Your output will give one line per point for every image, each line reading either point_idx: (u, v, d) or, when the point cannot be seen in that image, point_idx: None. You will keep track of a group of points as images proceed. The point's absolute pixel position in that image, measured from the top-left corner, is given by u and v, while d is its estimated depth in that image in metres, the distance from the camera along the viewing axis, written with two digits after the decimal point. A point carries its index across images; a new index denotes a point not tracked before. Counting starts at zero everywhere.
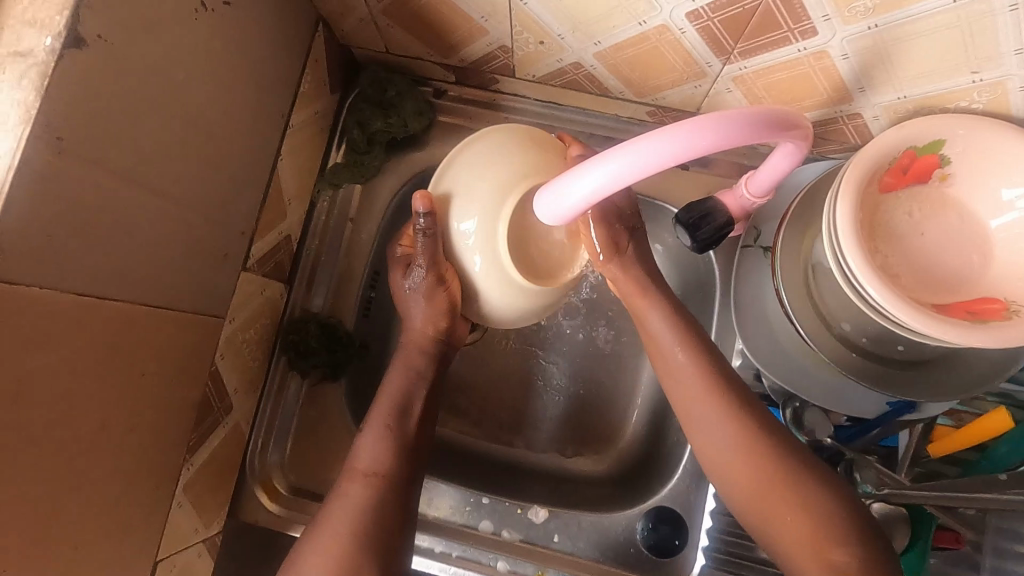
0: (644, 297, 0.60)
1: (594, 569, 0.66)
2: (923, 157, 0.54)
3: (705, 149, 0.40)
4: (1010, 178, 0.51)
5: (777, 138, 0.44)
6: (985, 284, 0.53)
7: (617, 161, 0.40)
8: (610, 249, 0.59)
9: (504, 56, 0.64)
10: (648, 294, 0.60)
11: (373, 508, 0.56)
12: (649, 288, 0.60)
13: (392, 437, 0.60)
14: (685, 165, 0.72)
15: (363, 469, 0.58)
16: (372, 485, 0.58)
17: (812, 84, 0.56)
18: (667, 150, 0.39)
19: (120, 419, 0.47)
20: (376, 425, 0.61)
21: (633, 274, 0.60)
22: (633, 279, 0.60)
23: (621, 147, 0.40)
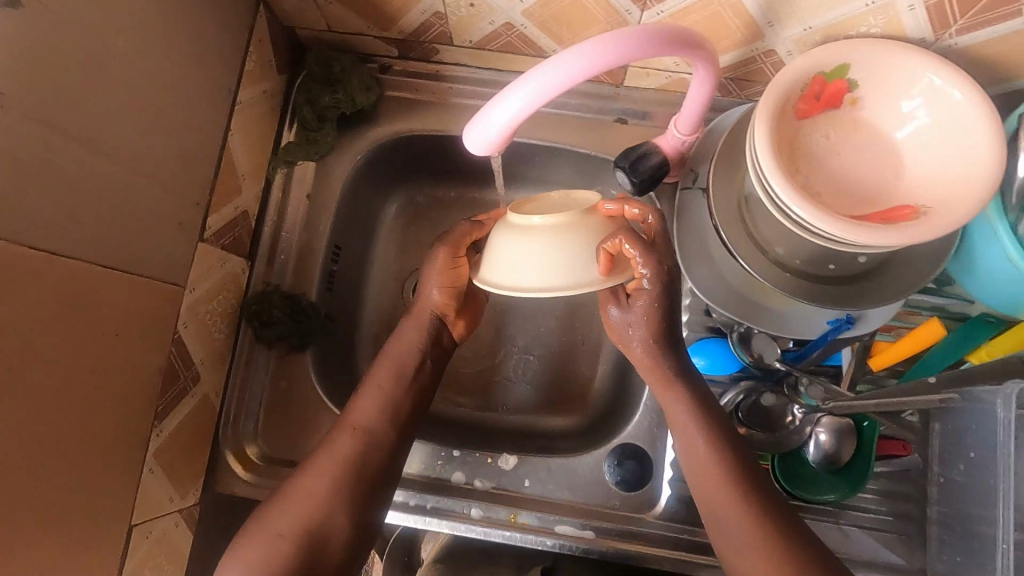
0: (666, 389, 0.62)
1: (566, 508, 0.68)
2: (833, 83, 0.57)
3: (611, 60, 0.43)
4: (905, 92, 0.56)
5: (679, 54, 0.47)
6: (900, 193, 0.57)
7: (533, 82, 0.43)
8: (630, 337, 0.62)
9: (439, 23, 0.67)
10: (672, 389, 0.62)
11: (355, 458, 0.60)
12: (676, 381, 0.61)
13: (386, 397, 0.64)
14: (624, 120, 0.75)
15: (353, 424, 0.62)
16: (358, 437, 0.62)
17: (726, 23, 0.59)
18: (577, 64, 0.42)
19: (84, 377, 0.49)
20: (380, 380, 0.64)
21: (657, 369, 0.62)
22: (656, 373, 0.62)
23: (535, 68, 0.43)
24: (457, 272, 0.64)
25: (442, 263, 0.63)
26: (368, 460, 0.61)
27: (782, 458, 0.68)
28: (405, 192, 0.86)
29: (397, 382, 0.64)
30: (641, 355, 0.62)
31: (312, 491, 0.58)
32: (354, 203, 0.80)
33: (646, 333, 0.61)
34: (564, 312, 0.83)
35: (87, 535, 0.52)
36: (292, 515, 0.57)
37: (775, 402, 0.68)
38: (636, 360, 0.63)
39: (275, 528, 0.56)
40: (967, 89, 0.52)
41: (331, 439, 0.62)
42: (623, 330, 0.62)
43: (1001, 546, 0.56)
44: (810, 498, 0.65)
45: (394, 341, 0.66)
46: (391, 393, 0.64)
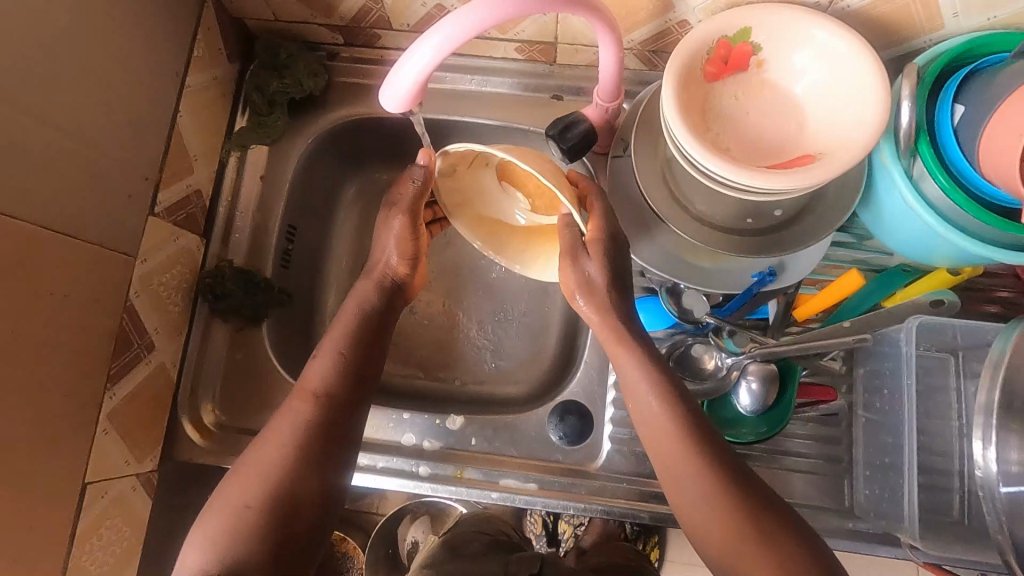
0: (619, 343, 0.61)
1: (511, 463, 0.71)
2: (738, 47, 0.62)
3: (511, 14, 0.49)
4: (801, 52, 0.60)
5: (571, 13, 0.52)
6: (801, 146, 0.61)
7: (447, 28, 0.48)
8: (583, 287, 0.62)
9: (377, 7, 0.72)
10: (623, 341, 0.60)
11: (312, 422, 0.59)
12: (627, 335, 0.60)
13: (341, 362, 0.62)
14: (560, 96, 0.80)
15: (313, 389, 0.60)
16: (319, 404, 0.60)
17: None
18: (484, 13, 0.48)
19: (32, 333, 0.53)
20: (329, 348, 0.63)
21: (608, 320, 0.61)
22: (608, 324, 0.61)
23: (447, 18, 0.48)
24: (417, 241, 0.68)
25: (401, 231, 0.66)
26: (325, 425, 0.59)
27: (712, 403, 0.72)
28: (360, 176, 0.90)
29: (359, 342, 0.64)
30: (587, 307, 0.62)
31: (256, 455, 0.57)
32: (308, 184, 0.84)
33: (600, 278, 0.61)
34: (515, 284, 0.86)
35: (41, 486, 0.55)
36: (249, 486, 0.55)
37: (705, 353, 0.72)
38: (582, 309, 0.63)
39: (239, 502, 0.54)
40: (854, 45, 0.57)
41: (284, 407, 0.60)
42: (575, 288, 0.62)
43: (908, 474, 0.62)
44: (741, 440, 0.69)
45: (348, 303, 0.67)
46: (347, 353, 0.63)
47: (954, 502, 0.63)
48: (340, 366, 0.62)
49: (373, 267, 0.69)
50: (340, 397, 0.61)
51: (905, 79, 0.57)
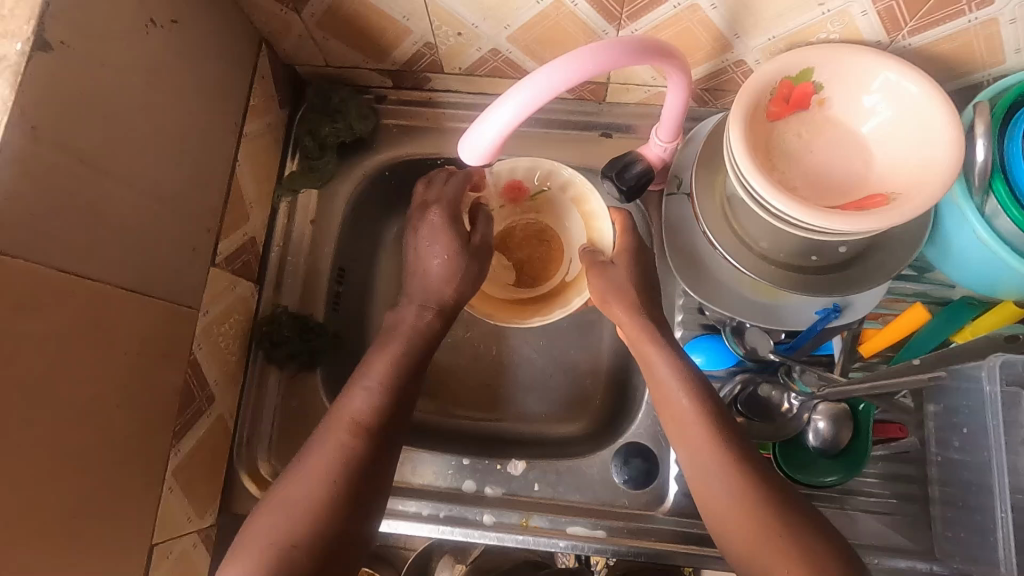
0: (650, 342, 0.64)
1: (576, 510, 0.70)
2: (800, 86, 0.62)
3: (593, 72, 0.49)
4: (867, 90, 0.60)
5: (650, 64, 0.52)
6: (871, 184, 0.60)
7: (531, 85, 0.48)
8: (613, 293, 0.68)
9: (430, 53, 0.72)
10: (652, 339, 0.64)
11: (347, 456, 0.58)
12: (656, 334, 0.64)
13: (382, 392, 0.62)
14: (609, 134, 0.80)
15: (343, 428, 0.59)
16: (349, 444, 0.59)
17: (695, 37, 0.64)
18: (569, 70, 0.47)
19: (106, 392, 0.52)
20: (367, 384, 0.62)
21: (637, 320, 0.65)
22: (636, 324, 0.65)
23: (530, 76, 0.48)
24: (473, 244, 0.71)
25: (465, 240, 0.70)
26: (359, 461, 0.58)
27: (784, 445, 0.70)
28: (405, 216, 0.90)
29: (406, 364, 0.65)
30: (618, 310, 0.67)
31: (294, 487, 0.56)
32: (357, 226, 0.84)
33: (627, 285, 0.68)
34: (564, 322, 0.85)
35: (114, 547, 0.54)
36: (292, 523, 0.54)
37: (773, 393, 0.70)
38: (613, 314, 0.67)
39: (286, 539, 0.53)
40: (923, 83, 0.57)
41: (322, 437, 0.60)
42: (605, 291, 0.68)
43: (1000, 512, 0.60)
44: (812, 484, 0.68)
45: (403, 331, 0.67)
46: (384, 385, 0.63)
47: None
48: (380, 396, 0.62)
49: (423, 290, 0.69)
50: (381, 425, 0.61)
51: (978, 118, 0.57)
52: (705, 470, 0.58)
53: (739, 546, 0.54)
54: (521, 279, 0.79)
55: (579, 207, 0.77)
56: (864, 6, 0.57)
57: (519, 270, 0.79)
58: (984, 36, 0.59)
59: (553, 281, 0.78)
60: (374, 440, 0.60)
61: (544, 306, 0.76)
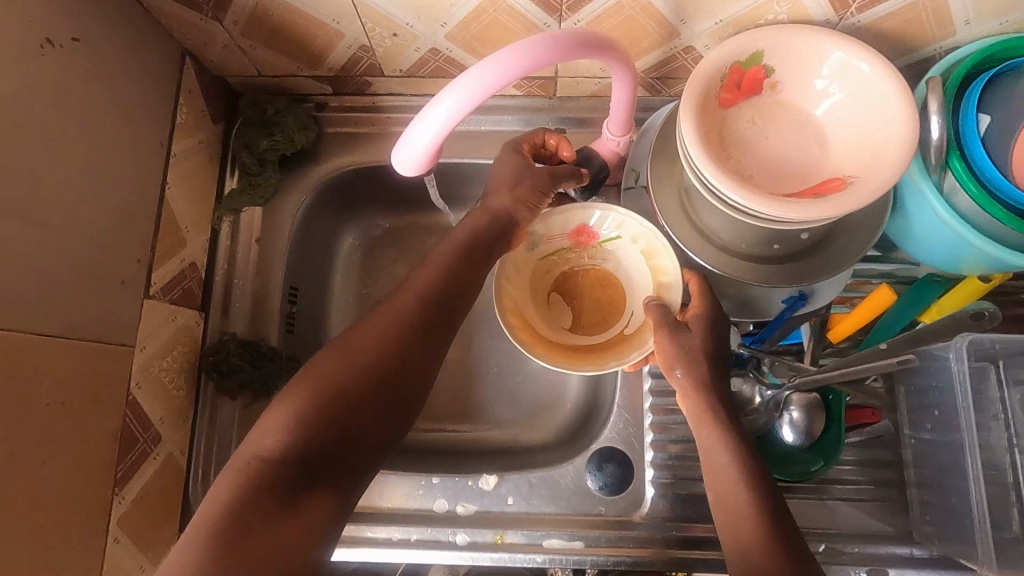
0: (709, 420, 0.56)
1: (551, 522, 0.67)
2: (750, 71, 0.59)
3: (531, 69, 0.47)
4: (818, 72, 0.58)
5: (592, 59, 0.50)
6: (828, 168, 0.59)
7: (466, 84, 0.46)
8: (682, 359, 0.58)
9: (367, 56, 0.68)
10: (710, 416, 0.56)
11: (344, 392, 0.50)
12: (718, 408, 0.56)
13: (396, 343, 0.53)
14: (562, 129, 0.77)
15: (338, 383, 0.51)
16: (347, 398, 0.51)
17: (640, 25, 0.61)
18: (497, 70, 0.45)
19: (29, 448, 0.48)
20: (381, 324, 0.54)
21: (703, 392, 0.57)
22: (700, 397, 0.57)
23: (456, 79, 0.46)
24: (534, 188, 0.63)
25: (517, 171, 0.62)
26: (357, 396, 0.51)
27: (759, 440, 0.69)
28: (358, 227, 0.86)
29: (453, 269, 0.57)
30: (682, 376, 0.58)
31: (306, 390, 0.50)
32: (307, 242, 0.80)
33: (699, 350, 0.59)
34: None
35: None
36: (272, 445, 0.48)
37: (743, 386, 0.69)
38: (677, 380, 0.59)
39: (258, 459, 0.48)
40: (873, 61, 0.55)
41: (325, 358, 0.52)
42: (670, 354, 0.59)
43: (975, 494, 0.59)
44: (792, 478, 0.66)
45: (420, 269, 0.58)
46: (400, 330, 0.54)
47: (1015, 516, 0.57)
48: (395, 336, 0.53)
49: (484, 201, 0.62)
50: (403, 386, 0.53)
51: (931, 94, 0.56)
52: (713, 485, 0.54)
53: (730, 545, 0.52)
54: (574, 323, 0.71)
55: (647, 259, 0.69)
56: None
57: (579, 322, 0.71)
58: (932, 10, 0.58)
59: (610, 329, 0.70)
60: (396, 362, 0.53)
61: (597, 352, 0.66)
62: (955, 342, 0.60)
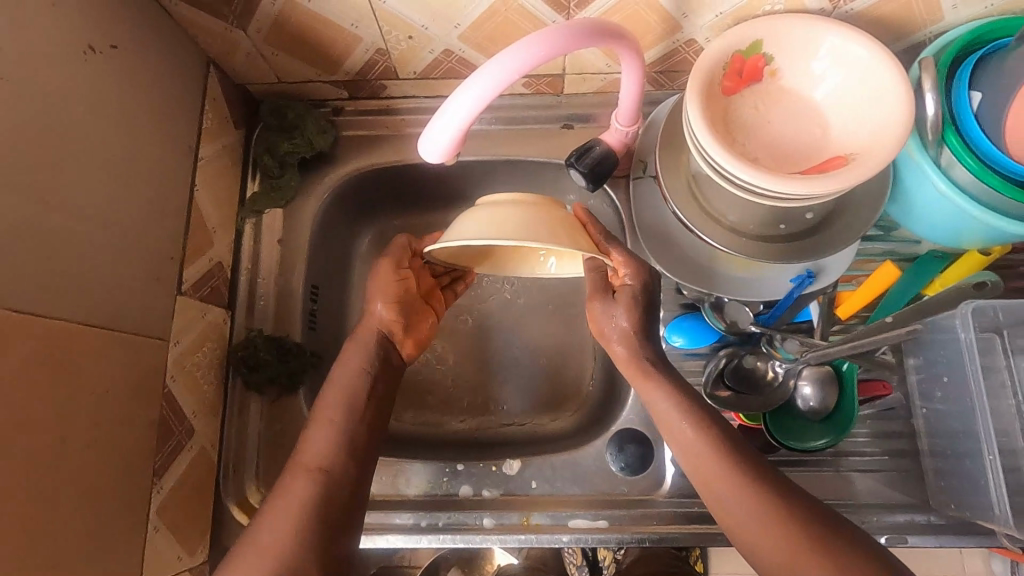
0: (645, 378, 0.61)
1: (575, 503, 0.69)
2: (751, 59, 0.63)
3: (548, 57, 0.49)
4: (816, 58, 0.62)
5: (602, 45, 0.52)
6: (830, 147, 0.61)
7: (489, 74, 0.47)
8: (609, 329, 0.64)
9: (382, 59, 0.72)
10: (652, 377, 0.60)
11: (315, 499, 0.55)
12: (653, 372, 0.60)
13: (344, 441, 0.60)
14: (570, 124, 0.80)
15: (308, 465, 0.57)
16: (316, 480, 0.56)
17: (644, 20, 0.65)
18: (530, 53, 0.47)
19: (77, 433, 0.50)
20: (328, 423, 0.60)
21: (634, 361, 0.62)
22: (634, 365, 0.62)
23: (487, 64, 0.47)
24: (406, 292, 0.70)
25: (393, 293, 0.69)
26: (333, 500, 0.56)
27: (774, 416, 0.70)
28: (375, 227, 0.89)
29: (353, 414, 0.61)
30: (620, 350, 0.63)
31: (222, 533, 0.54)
32: (326, 242, 0.82)
33: (629, 322, 0.63)
34: (545, 316, 0.84)
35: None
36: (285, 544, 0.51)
37: (757, 363, 0.71)
38: (612, 347, 0.64)
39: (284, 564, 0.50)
40: (869, 44, 0.58)
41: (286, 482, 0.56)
42: (602, 323, 0.64)
43: (988, 457, 0.61)
44: (806, 450, 0.68)
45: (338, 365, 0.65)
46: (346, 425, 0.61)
47: None
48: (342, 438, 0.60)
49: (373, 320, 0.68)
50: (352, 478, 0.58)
51: (924, 74, 0.59)
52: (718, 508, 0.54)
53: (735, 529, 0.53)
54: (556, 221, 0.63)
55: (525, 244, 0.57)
56: None
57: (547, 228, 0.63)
58: None
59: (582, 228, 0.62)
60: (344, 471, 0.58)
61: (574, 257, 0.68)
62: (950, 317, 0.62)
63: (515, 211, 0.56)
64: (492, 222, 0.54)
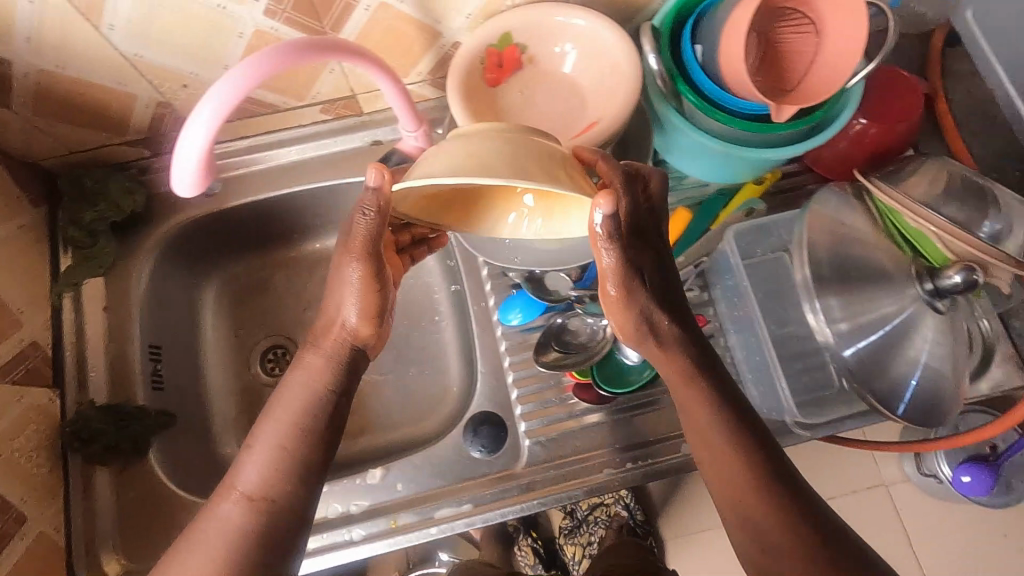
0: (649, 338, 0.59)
1: (438, 495, 0.71)
2: (505, 50, 0.69)
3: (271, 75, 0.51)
4: (560, 41, 0.69)
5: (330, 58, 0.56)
6: (587, 116, 0.69)
7: (212, 98, 0.49)
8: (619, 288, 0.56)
9: (168, 111, 0.72)
10: (647, 342, 0.59)
11: (246, 531, 0.51)
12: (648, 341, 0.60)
13: (278, 459, 0.54)
14: (377, 141, 0.84)
15: (244, 490, 0.53)
16: (255, 510, 0.52)
17: (403, 32, 0.69)
18: (243, 75, 0.50)
19: None
20: (266, 438, 0.55)
21: (626, 325, 0.59)
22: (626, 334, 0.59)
23: (208, 91, 0.49)
24: (380, 293, 0.58)
25: (360, 285, 0.56)
26: (265, 535, 0.52)
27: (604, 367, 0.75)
28: (222, 275, 0.93)
29: (299, 436, 0.56)
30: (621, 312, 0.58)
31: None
32: (159, 299, 0.82)
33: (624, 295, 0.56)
34: (398, 327, 0.87)
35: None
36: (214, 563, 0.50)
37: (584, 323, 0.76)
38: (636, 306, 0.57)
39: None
40: (607, 27, 0.66)
41: (216, 505, 0.53)
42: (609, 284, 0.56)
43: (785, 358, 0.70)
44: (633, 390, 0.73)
45: (294, 374, 0.59)
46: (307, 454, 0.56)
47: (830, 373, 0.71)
48: (278, 463, 0.54)
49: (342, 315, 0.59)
50: (298, 510, 0.54)
51: (645, 39, 0.66)
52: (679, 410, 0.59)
53: (686, 419, 0.59)
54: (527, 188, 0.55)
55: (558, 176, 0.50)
56: None
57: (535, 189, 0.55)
58: None
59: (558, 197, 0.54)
60: (295, 494, 0.54)
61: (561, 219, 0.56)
62: (722, 245, 0.76)
63: (500, 147, 0.44)
64: (454, 158, 0.44)
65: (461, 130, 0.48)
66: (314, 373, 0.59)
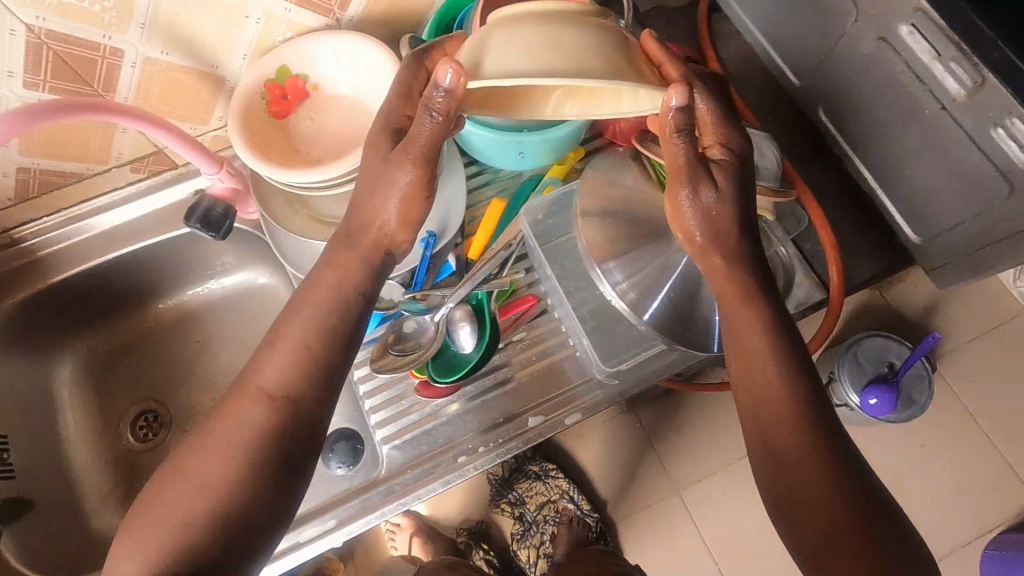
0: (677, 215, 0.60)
1: (303, 518, 0.71)
2: (285, 81, 0.72)
3: None
4: (334, 65, 0.73)
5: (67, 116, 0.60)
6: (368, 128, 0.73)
7: None
8: (691, 191, 0.58)
9: None
10: (677, 215, 0.60)
11: (252, 444, 0.51)
12: (721, 239, 0.59)
13: (304, 360, 0.54)
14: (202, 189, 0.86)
15: (268, 389, 0.53)
16: (279, 407, 0.52)
17: (182, 82, 0.72)
18: None
19: None
20: (298, 335, 0.55)
21: (694, 236, 0.59)
22: (691, 241, 0.60)
23: None
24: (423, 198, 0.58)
25: (406, 188, 0.57)
26: (271, 446, 0.51)
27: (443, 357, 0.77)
28: (80, 348, 0.93)
29: (325, 335, 0.55)
30: (700, 234, 0.59)
31: (271, 394, 0.53)
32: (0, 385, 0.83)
33: (713, 204, 0.58)
34: None
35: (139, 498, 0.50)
36: (197, 497, 0.49)
37: (417, 326, 0.76)
38: (689, 219, 0.59)
39: (180, 516, 0.48)
40: (381, 49, 0.70)
41: (231, 409, 0.53)
42: (685, 209, 0.58)
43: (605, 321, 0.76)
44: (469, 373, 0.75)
45: (332, 264, 0.59)
46: (313, 365, 0.55)
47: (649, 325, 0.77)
48: (320, 349, 0.55)
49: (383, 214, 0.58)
50: (311, 405, 0.54)
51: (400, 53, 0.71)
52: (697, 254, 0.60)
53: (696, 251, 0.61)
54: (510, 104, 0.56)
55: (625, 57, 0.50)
56: (280, 5, 0.68)
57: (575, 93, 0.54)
58: None
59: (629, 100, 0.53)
60: (284, 429, 0.52)
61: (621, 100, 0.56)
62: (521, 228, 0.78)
63: (583, 38, 0.48)
64: (539, 48, 0.47)
65: (506, 12, 0.51)
66: (348, 270, 0.58)
